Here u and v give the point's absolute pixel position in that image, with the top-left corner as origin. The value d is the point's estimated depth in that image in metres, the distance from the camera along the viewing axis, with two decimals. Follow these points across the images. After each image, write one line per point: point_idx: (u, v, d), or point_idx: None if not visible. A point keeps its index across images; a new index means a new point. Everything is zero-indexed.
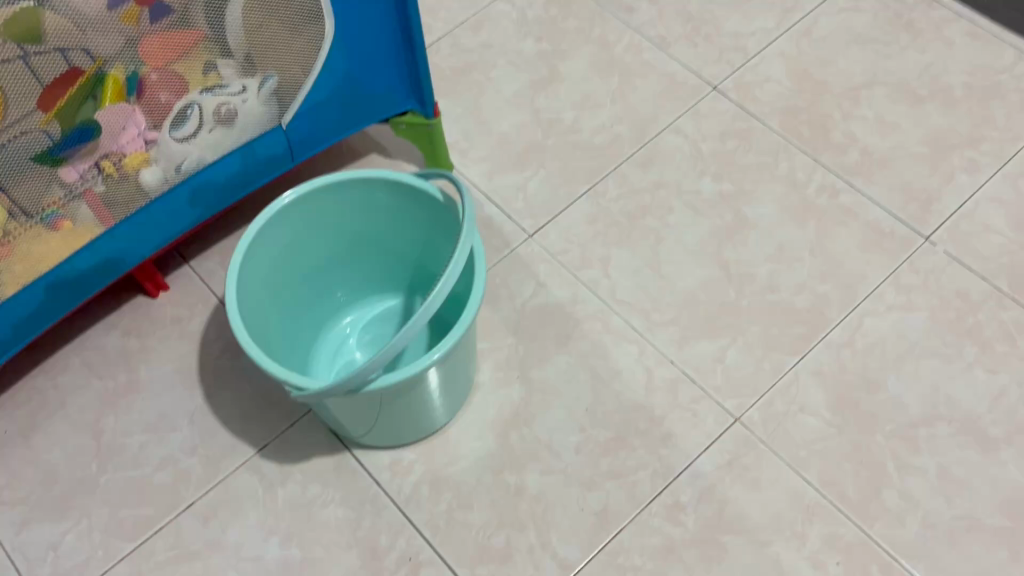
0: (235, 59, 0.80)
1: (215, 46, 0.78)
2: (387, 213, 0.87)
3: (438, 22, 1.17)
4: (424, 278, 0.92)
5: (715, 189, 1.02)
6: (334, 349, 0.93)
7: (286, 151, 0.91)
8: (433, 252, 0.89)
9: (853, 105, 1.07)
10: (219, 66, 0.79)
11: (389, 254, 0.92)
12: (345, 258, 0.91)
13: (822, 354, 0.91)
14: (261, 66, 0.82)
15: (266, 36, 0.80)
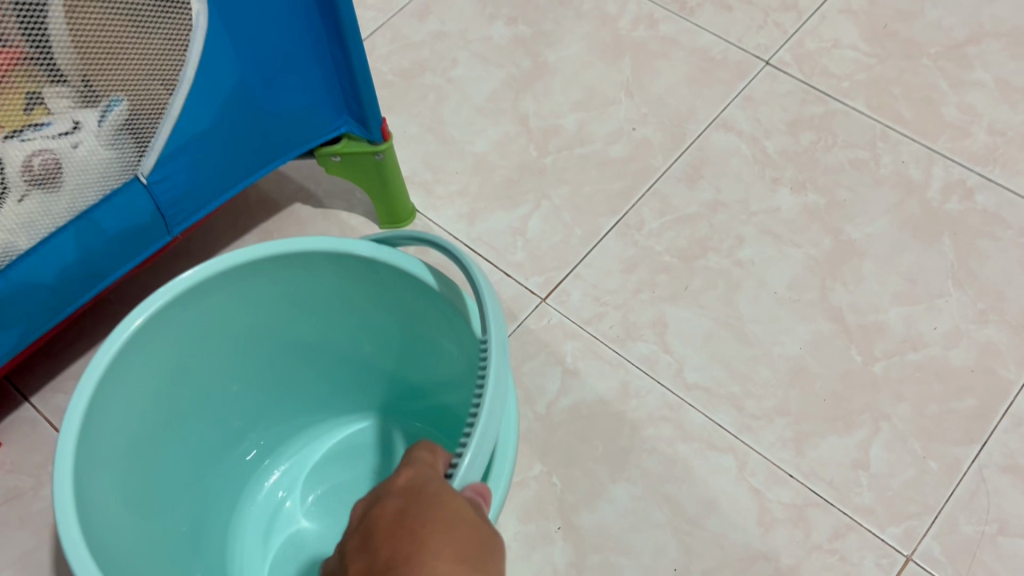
0: (72, 86, 0.47)
1: (36, 66, 0.45)
2: (319, 299, 0.55)
3: (367, 10, 0.84)
4: (388, 389, 0.60)
5: (798, 204, 0.71)
6: (266, 524, 0.59)
7: (153, 218, 0.57)
8: (405, 351, 0.57)
9: (961, 69, 0.77)
10: (47, 98, 0.47)
11: (327, 361, 0.59)
12: (257, 383, 0.58)
13: (1011, 439, 0.61)
14: (104, 89, 0.49)
15: (106, 28, 0.46)
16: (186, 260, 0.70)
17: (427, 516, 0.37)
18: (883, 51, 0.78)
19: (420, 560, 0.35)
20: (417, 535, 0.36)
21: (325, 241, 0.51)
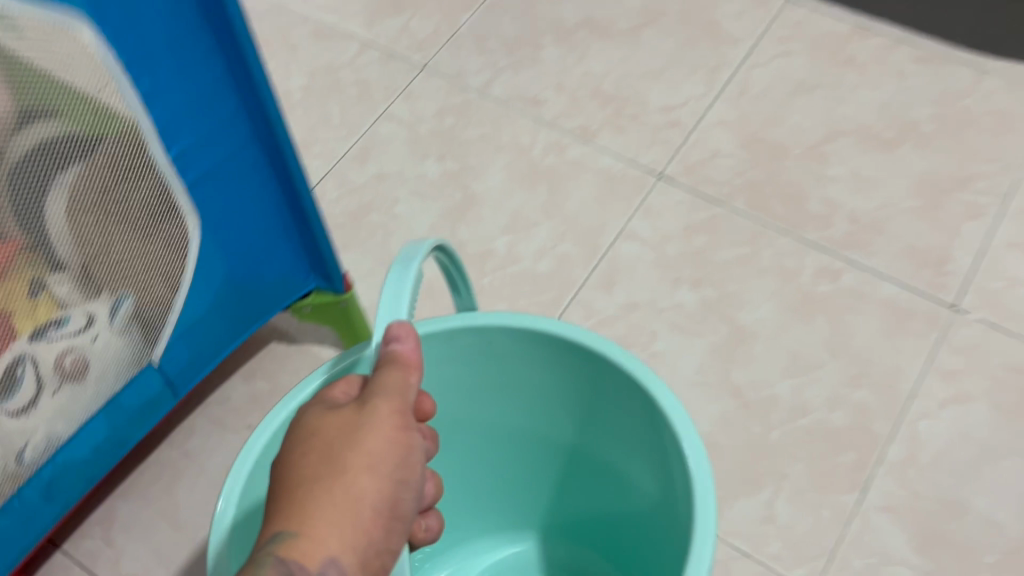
0: (72, 273, 0.55)
1: (40, 259, 0.52)
2: (485, 381, 0.59)
3: (314, 159, 0.96)
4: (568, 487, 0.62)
5: (698, 299, 0.85)
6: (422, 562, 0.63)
7: (164, 389, 0.68)
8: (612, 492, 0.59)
9: (820, 167, 0.92)
10: (50, 283, 0.54)
11: (486, 452, 0.63)
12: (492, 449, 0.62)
13: (885, 482, 0.74)
14: (108, 281, 0.58)
15: (107, 237, 0.56)
16: (183, 405, 0.81)
17: (347, 434, 0.39)
18: (756, 154, 0.93)
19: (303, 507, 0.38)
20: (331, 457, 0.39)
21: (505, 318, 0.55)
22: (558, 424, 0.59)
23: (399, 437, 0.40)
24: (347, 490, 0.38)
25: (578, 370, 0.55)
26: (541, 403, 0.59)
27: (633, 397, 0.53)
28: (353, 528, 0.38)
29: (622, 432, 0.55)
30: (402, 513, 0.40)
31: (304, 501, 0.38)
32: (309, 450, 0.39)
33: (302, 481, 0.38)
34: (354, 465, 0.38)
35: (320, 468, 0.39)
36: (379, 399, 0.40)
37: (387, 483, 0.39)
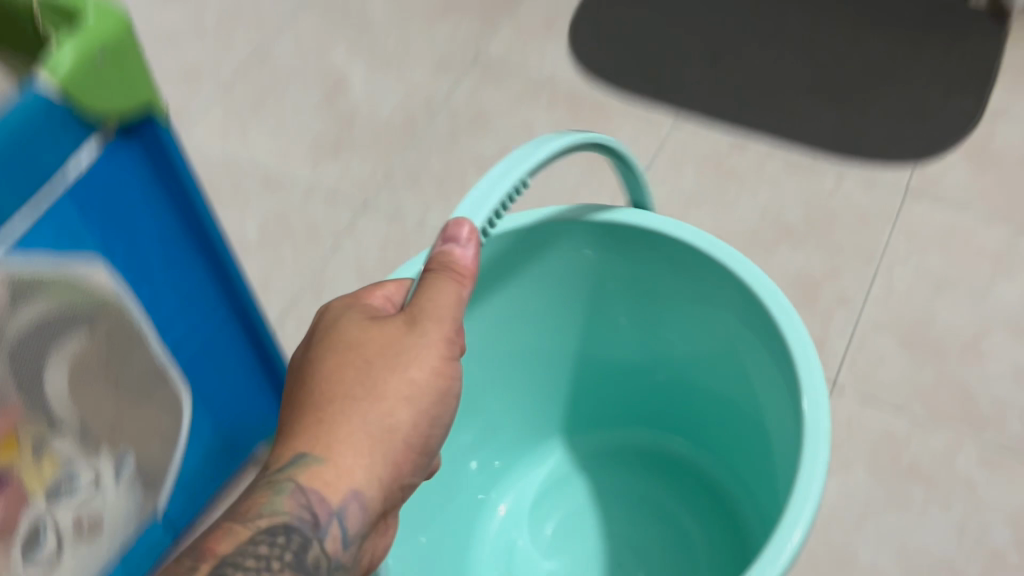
0: (73, 433, 0.63)
1: (44, 422, 0.60)
2: (540, 279, 0.73)
3: (273, 297, 1.08)
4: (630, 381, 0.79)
5: None
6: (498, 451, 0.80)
7: (165, 533, 0.79)
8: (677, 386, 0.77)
9: None
10: (54, 445, 0.62)
11: (535, 344, 0.77)
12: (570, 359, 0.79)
13: None
14: (107, 439, 0.67)
15: (101, 400, 0.65)
16: None
17: (395, 352, 0.53)
18: None
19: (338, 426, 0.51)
20: (369, 380, 0.52)
21: (554, 213, 0.68)
22: (604, 293, 0.74)
23: (438, 361, 0.53)
24: (378, 413, 0.52)
25: (633, 242, 0.69)
26: (586, 283, 0.74)
27: (698, 260, 0.67)
28: (377, 449, 0.51)
29: (672, 281, 0.70)
30: (422, 445, 0.54)
31: (336, 424, 0.51)
32: (353, 366, 0.52)
33: (344, 399, 0.52)
34: (390, 393, 0.52)
35: (359, 393, 0.52)
36: (428, 324, 0.53)
37: (416, 414, 0.53)
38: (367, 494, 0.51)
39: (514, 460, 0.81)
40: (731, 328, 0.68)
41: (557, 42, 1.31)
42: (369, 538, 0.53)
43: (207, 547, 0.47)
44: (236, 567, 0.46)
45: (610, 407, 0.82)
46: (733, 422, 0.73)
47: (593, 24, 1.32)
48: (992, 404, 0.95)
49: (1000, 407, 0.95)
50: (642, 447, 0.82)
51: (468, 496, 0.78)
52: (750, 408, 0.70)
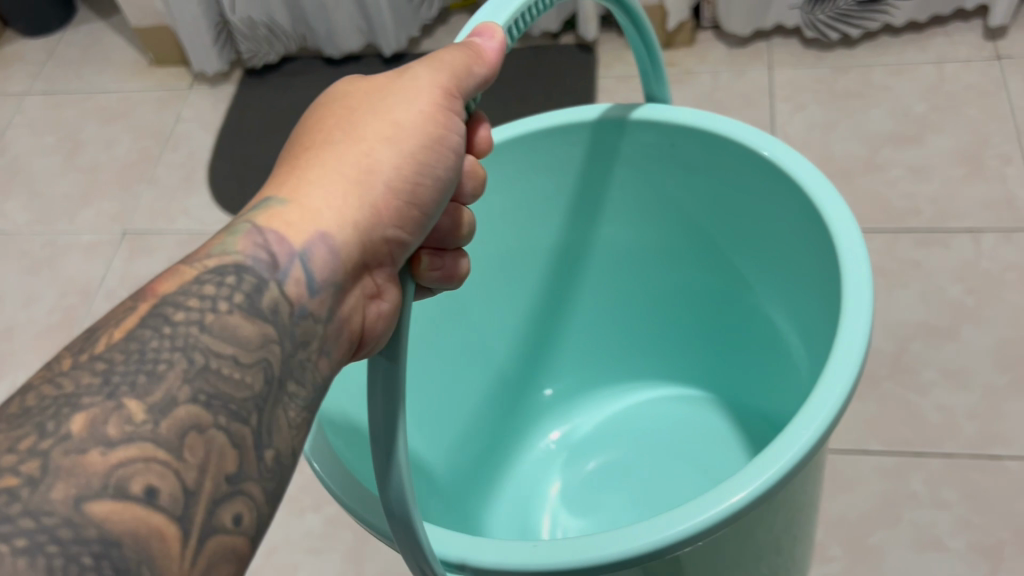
0: None
1: None
2: (611, 187, 0.79)
3: None
4: (609, 184, 0.79)
5: (321, 518, 1.03)
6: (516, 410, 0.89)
7: None
8: (732, 237, 0.77)
9: None
10: None
11: (537, 232, 0.82)
12: (547, 214, 0.81)
13: None
14: None
15: None
16: None
17: (389, 109, 0.51)
18: None
19: (307, 156, 0.49)
20: (348, 127, 0.51)
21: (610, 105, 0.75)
22: (670, 227, 0.80)
23: (437, 110, 0.51)
24: (352, 152, 0.49)
25: (706, 168, 0.73)
26: (662, 218, 0.79)
27: (737, 150, 0.69)
28: (338, 188, 0.48)
29: (703, 191, 0.75)
30: (414, 195, 0.50)
31: (298, 162, 0.49)
32: (340, 121, 0.51)
33: (322, 142, 0.50)
34: (366, 141, 0.50)
35: (339, 137, 0.50)
36: (423, 84, 0.52)
37: (403, 162, 0.50)
38: (343, 231, 0.47)
39: (572, 396, 0.91)
40: (741, 181, 0.71)
41: (201, 192, 1.36)
42: (352, 296, 0.48)
43: (146, 290, 0.41)
44: (167, 320, 0.39)
45: (649, 361, 0.89)
46: (769, 387, 0.79)
47: (229, 168, 1.38)
48: None
49: None
50: (640, 363, 0.89)
51: (517, 417, 0.89)
52: (789, 385, 0.75)
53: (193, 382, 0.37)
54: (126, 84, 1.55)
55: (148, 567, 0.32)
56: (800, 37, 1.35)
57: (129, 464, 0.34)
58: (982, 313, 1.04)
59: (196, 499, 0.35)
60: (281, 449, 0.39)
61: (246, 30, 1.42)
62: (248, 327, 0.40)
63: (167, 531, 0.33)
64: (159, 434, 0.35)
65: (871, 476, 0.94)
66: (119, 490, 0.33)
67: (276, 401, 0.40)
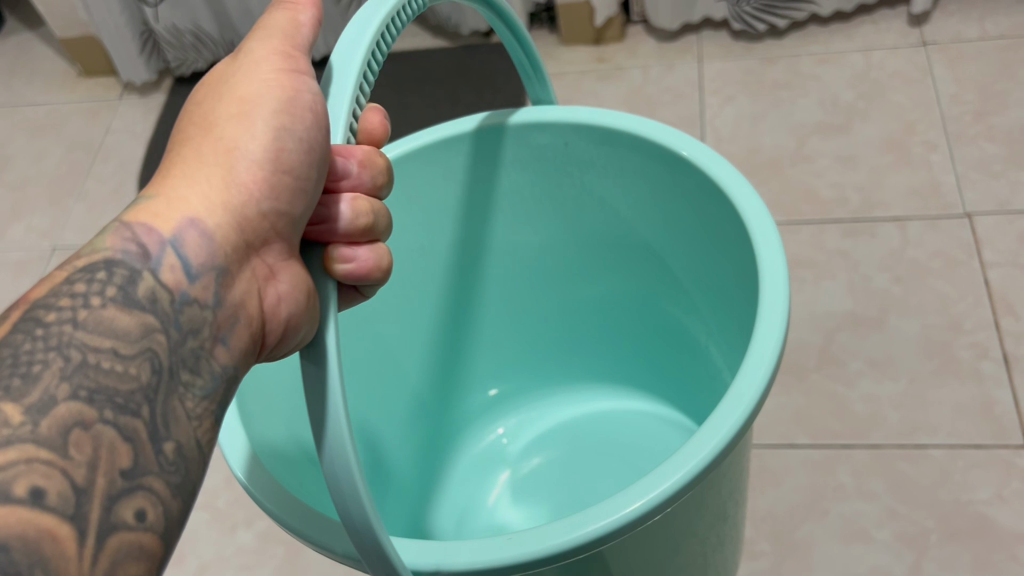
0: None
1: None
2: (532, 195, 0.79)
3: None
4: (531, 191, 0.79)
5: (253, 533, 1.02)
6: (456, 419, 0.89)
7: None
8: (652, 238, 0.77)
9: None
10: None
11: (464, 245, 0.82)
12: (471, 228, 0.81)
13: None
14: None
15: None
16: None
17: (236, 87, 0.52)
18: None
19: (171, 158, 0.51)
20: (205, 118, 0.52)
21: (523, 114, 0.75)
22: (595, 231, 0.80)
23: (279, 73, 0.52)
24: (212, 140, 0.51)
25: (625, 168, 0.74)
26: (588, 222, 0.80)
27: (650, 148, 0.70)
28: (202, 177, 0.50)
29: (622, 193, 0.76)
30: (284, 164, 0.51)
31: (167, 164, 0.51)
32: (193, 116, 0.53)
33: (183, 140, 0.52)
34: (221, 125, 0.51)
35: (195, 131, 0.52)
36: (259, 57, 0.53)
37: (258, 131, 0.50)
38: (213, 214, 0.49)
39: (511, 399, 0.91)
40: (657, 179, 0.72)
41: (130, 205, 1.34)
42: (239, 279, 0.49)
43: (19, 301, 0.42)
44: (38, 322, 0.40)
45: (584, 364, 0.90)
46: (698, 378, 0.80)
47: None
48: None
49: None
50: (577, 365, 0.90)
51: (460, 419, 0.90)
52: (717, 379, 0.77)
53: (68, 378, 0.39)
54: (54, 96, 1.52)
55: (42, 568, 0.34)
56: (728, 29, 1.35)
57: (11, 467, 0.35)
58: (907, 301, 1.04)
59: (89, 497, 0.37)
60: (181, 440, 0.42)
61: (172, 38, 1.40)
62: (125, 319, 0.42)
63: (59, 530, 0.35)
64: (39, 433, 0.37)
65: (798, 470, 0.94)
66: (4, 494, 0.34)
67: (169, 393, 0.42)
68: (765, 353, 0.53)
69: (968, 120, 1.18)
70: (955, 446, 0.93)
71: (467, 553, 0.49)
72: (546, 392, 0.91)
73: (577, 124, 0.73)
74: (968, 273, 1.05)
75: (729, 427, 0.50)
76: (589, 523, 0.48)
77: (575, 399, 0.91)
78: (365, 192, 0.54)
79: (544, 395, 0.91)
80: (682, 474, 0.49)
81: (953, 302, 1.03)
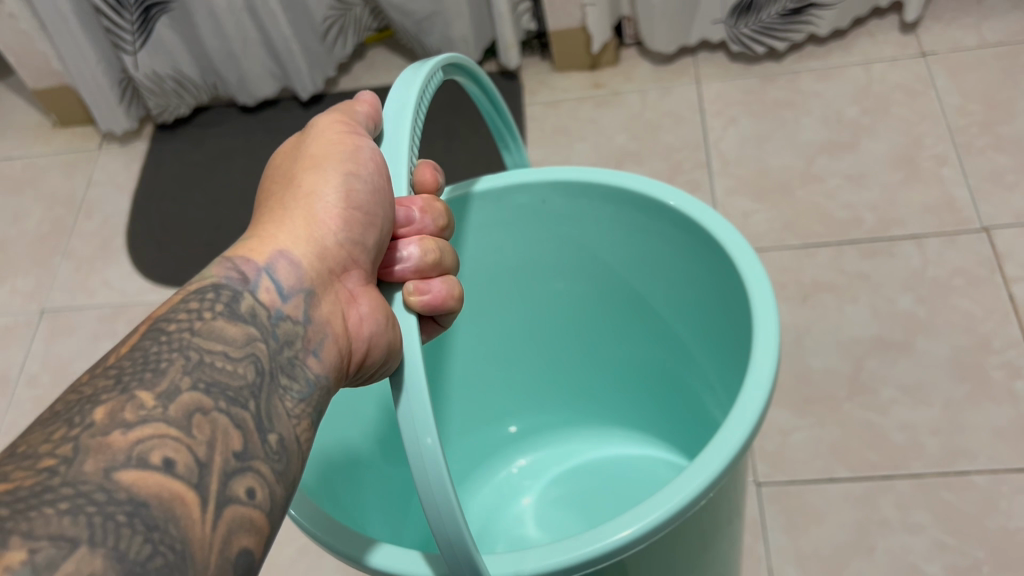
0: None
1: None
2: (528, 246, 0.76)
3: None
4: (526, 243, 0.76)
5: None
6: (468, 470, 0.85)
7: None
8: (649, 283, 0.74)
9: None
10: None
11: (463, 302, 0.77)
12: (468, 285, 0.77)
13: None
14: None
15: None
16: None
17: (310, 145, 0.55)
18: None
19: (261, 213, 0.53)
20: (287, 174, 0.54)
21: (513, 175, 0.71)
22: (587, 278, 0.77)
23: (345, 129, 0.55)
24: (294, 187, 0.53)
25: (611, 218, 0.71)
26: (586, 268, 0.76)
27: (635, 198, 0.68)
28: (288, 216, 0.51)
29: (617, 238, 0.73)
30: (356, 203, 0.52)
31: (256, 218, 0.53)
32: (275, 175, 0.55)
33: (269, 195, 0.54)
34: (301, 175, 0.53)
35: (279, 185, 0.54)
36: (326, 121, 0.56)
37: (330, 174, 0.52)
38: (298, 248, 0.50)
39: (522, 444, 0.87)
40: (649, 226, 0.69)
41: (119, 260, 1.29)
42: (325, 299, 0.50)
43: (144, 319, 0.43)
44: (162, 330, 0.42)
45: (594, 409, 0.86)
46: (700, 423, 0.76)
47: (147, 231, 1.31)
48: None
49: None
50: (585, 408, 0.86)
51: (474, 465, 0.85)
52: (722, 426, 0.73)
53: (191, 374, 0.40)
54: (31, 149, 1.47)
55: (174, 525, 0.34)
56: (725, 51, 1.33)
57: (147, 439, 0.36)
58: (933, 322, 1.02)
59: (209, 470, 0.37)
60: (284, 433, 0.42)
61: (153, 86, 1.35)
62: (232, 328, 0.44)
63: (186, 496, 0.35)
64: (169, 415, 0.37)
65: (840, 505, 0.92)
66: (142, 460, 0.35)
67: (270, 391, 0.43)
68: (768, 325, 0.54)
69: (975, 131, 1.16)
70: (998, 472, 0.91)
71: (531, 560, 0.46)
72: (556, 433, 0.87)
73: (560, 182, 0.70)
74: (991, 289, 1.03)
75: (760, 394, 0.51)
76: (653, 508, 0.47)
77: (586, 440, 0.87)
78: (432, 235, 0.56)
79: (555, 436, 0.87)
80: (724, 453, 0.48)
81: (979, 321, 1.01)
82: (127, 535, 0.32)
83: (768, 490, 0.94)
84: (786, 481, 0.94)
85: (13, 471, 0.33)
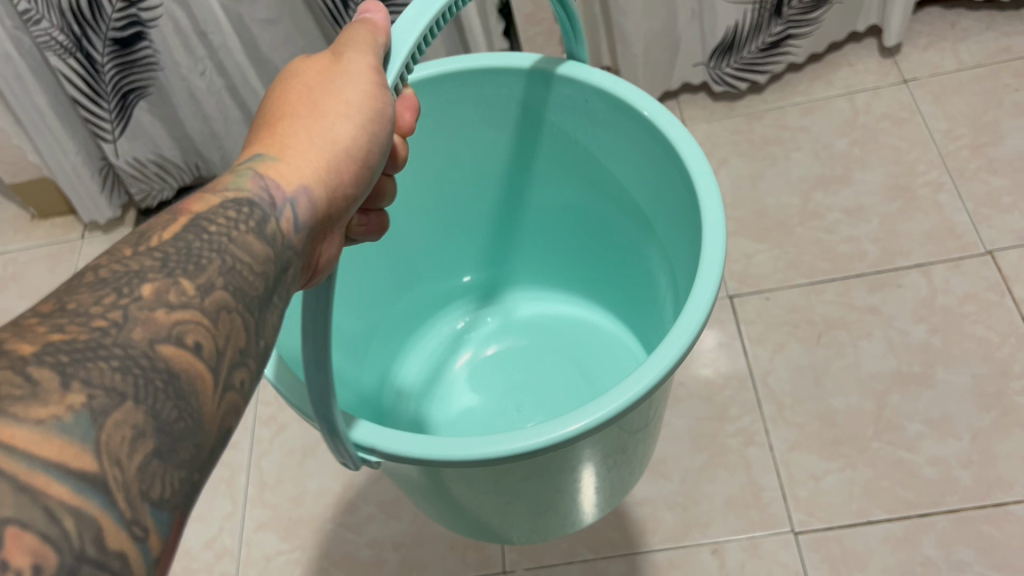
0: None
1: None
2: (509, 118, 0.81)
3: None
4: (513, 122, 0.82)
5: None
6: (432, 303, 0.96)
7: None
8: (601, 175, 0.82)
9: (350, 514, 1.03)
10: None
11: (450, 160, 0.85)
12: (463, 148, 0.84)
13: None
14: None
15: None
16: None
17: (340, 81, 0.52)
18: (303, 540, 1.01)
19: (279, 134, 0.49)
20: (315, 105, 0.50)
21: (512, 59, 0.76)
22: (559, 160, 0.84)
23: (374, 80, 0.53)
24: (322, 126, 0.49)
25: (585, 113, 0.77)
26: (560, 154, 0.83)
27: (603, 97, 0.73)
28: (314, 155, 0.48)
29: (586, 137, 0.79)
30: (365, 163, 0.50)
31: (268, 137, 0.49)
32: (301, 100, 0.51)
33: (286, 115, 0.50)
34: (329, 114, 0.50)
35: (303, 112, 0.50)
36: (356, 57, 0.53)
37: (358, 134, 0.50)
38: (319, 190, 0.46)
39: (482, 289, 0.98)
40: (617, 133, 0.75)
41: None
42: (318, 240, 0.46)
43: (178, 209, 0.39)
44: (204, 230, 0.37)
45: (553, 270, 0.95)
46: (647, 319, 0.86)
47: None
48: (643, 505, 0.98)
49: (649, 508, 0.98)
50: (546, 269, 0.96)
51: (438, 300, 0.96)
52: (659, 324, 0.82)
53: (226, 276, 0.35)
54: (12, 243, 1.44)
55: (192, 404, 0.31)
56: (707, 91, 1.34)
57: (179, 318, 0.32)
58: (950, 351, 1.02)
59: (222, 361, 0.33)
60: (270, 342, 0.36)
61: (134, 172, 1.33)
62: (258, 245, 0.38)
63: (205, 380, 0.32)
64: (205, 307, 0.33)
65: (881, 548, 0.91)
66: (178, 341, 0.31)
67: (272, 302, 0.38)
68: (714, 249, 0.59)
69: (966, 154, 1.17)
70: None
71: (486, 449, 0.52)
72: (519, 289, 0.98)
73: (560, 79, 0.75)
74: (1004, 314, 1.03)
75: (705, 302, 0.56)
76: (608, 404, 0.52)
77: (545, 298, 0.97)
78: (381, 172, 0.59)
79: (517, 291, 0.98)
80: (672, 355, 0.53)
81: (996, 347, 1.01)
82: (161, 403, 0.29)
83: (805, 539, 0.92)
84: (824, 528, 0.92)
85: (63, 324, 0.30)
